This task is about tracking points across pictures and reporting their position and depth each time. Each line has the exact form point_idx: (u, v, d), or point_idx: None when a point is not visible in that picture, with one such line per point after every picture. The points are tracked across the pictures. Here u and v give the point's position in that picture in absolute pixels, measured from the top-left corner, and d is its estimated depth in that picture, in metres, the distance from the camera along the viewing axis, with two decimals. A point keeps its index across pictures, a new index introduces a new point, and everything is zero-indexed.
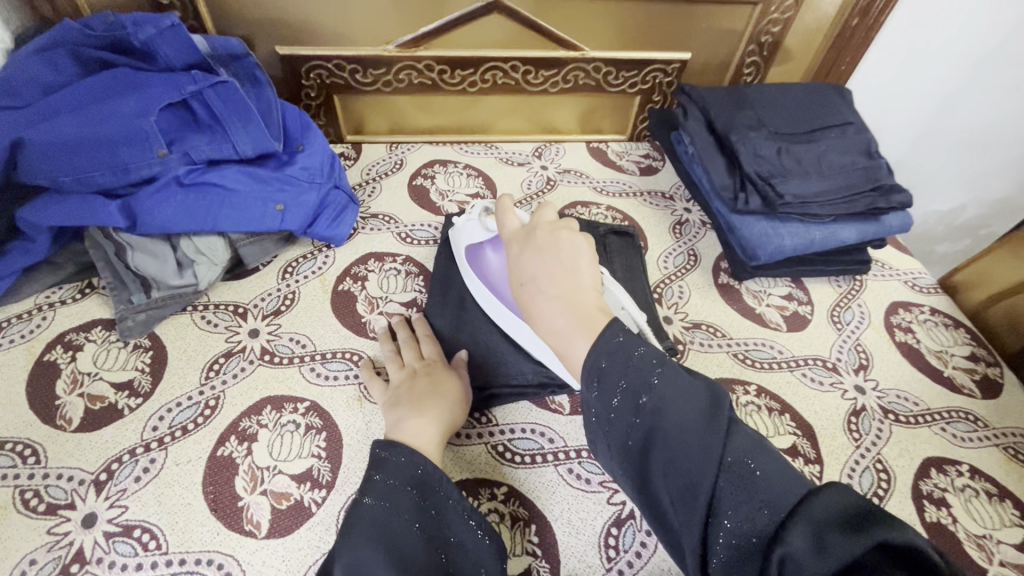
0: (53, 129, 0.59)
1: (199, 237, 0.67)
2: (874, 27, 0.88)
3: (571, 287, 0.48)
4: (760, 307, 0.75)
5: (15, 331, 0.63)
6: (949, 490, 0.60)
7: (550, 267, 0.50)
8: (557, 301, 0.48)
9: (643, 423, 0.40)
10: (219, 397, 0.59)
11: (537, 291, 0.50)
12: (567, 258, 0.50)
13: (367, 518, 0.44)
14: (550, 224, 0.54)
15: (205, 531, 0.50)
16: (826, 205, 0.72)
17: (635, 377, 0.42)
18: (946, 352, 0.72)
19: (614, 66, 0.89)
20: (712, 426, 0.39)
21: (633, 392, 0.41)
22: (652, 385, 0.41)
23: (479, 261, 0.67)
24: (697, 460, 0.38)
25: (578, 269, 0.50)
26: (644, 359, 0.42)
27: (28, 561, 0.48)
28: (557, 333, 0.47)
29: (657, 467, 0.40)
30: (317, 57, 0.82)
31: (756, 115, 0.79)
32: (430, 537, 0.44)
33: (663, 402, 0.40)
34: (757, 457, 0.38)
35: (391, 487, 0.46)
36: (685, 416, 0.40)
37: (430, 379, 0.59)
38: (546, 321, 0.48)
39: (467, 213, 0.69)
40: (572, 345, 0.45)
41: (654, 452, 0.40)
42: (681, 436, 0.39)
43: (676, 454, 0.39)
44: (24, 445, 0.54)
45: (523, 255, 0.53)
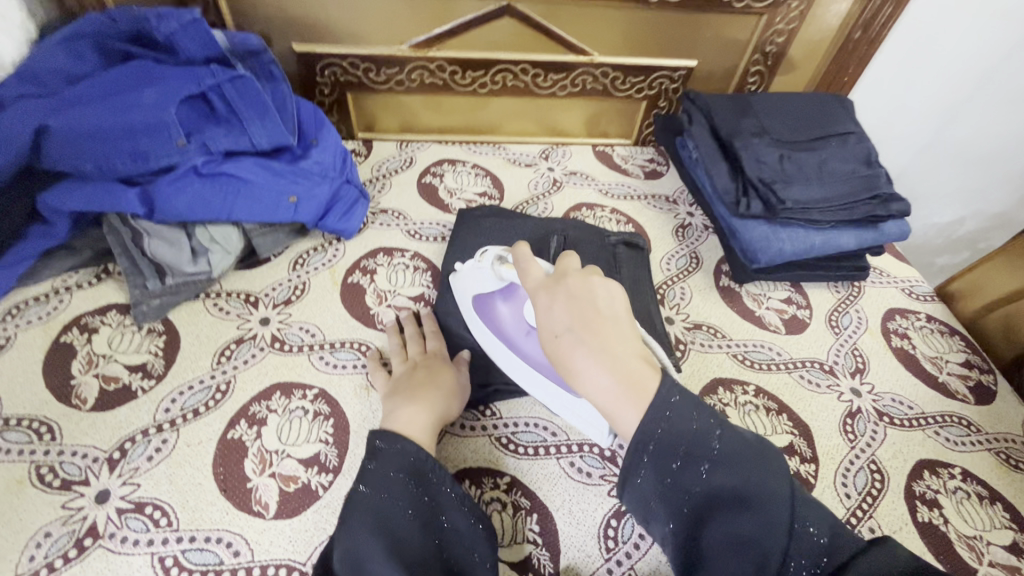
0: (77, 116, 0.61)
1: (214, 226, 0.69)
2: (876, 40, 0.90)
3: (612, 339, 0.42)
4: (760, 309, 0.77)
5: (32, 312, 0.64)
6: (941, 491, 0.61)
7: (586, 314, 0.43)
8: (598, 358, 0.41)
9: (704, 491, 0.39)
10: (229, 381, 0.61)
11: (573, 343, 0.42)
12: (604, 306, 0.43)
13: (364, 506, 0.45)
14: (577, 269, 0.47)
15: (215, 510, 0.52)
16: (825, 211, 0.73)
17: (694, 444, 0.39)
18: (941, 359, 0.74)
19: (621, 72, 0.91)
20: (775, 493, 0.38)
21: (695, 459, 0.39)
22: (715, 453, 0.39)
23: (489, 312, 0.63)
24: (763, 530, 0.37)
25: (617, 319, 0.43)
26: (703, 420, 0.40)
27: (43, 534, 0.49)
28: (603, 398, 0.40)
29: (718, 535, 0.38)
30: (331, 55, 0.84)
31: (759, 122, 0.80)
32: (424, 522, 0.46)
33: (727, 470, 0.39)
34: (816, 520, 0.38)
35: (386, 475, 0.47)
36: (748, 483, 0.38)
37: (428, 371, 0.60)
38: (588, 383, 0.41)
39: (477, 259, 0.64)
40: (621, 412, 0.39)
41: (715, 521, 0.39)
42: (744, 504, 0.38)
43: (739, 523, 0.38)
44: (40, 422, 0.55)
45: (553, 304, 0.45)
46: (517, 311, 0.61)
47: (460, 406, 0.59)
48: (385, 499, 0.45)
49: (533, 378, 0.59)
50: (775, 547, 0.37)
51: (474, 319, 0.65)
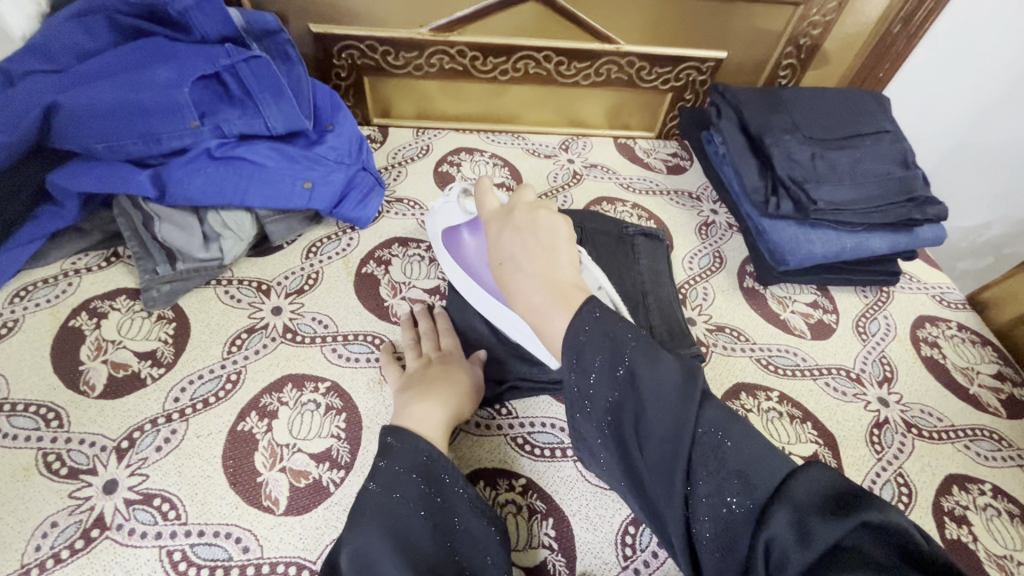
0: (89, 94, 0.59)
1: (227, 211, 0.67)
2: (916, 35, 0.86)
3: (550, 263, 0.47)
4: (785, 313, 0.74)
5: (41, 294, 0.63)
6: (971, 508, 0.59)
7: (528, 245, 0.49)
8: (535, 279, 0.47)
9: (618, 399, 0.40)
10: (240, 371, 0.59)
11: (513, 265, 0.49)
12: (545, 235, 0.50)
13: (373, 506, 0.43)
14: (529, 204, 0.53)
15: (224, 504, 0.50)
16: (859, 213, 0.70)
17: (611, 352, 0.41)
18: (972, 370, 0.71)
19: (647, 62, 0.88)
20: (687, 401, 0.39)
21: (610, 367, 0.41)
22: (627, 361, 0.40)
23: (455, 244, 0.65)
24: (675, 435, 0.38)
25: (558, 248, 0.49)
26: (620, 331, 0.41)
27: (49, 524, 0.48)
28: (535, 310, 0.45)
29: (634, 442, 0.40)
30: (349, 37, 0.81)
31: (791, 118, 0.77)
32: (437, 526, 0.44)
33: (639, 377, 0.40)
34: (733, 433, 0.38)
35: (399, 474, 0.45)
36: (660, 393, 0.39)
37: (440, 368, 0.58)
38: (525, 299, 0.46)
39: (444, 195, 0.66)
40: (550, 321, 0.44)
41: (630, 428, 0.40)
42: (656, 413, 0.39)
43: (651, 430, 0.39)
44: (48, 408, 0.54)
45: (502, 234, 0.52)
46: (480, 244, 0.63)
47: (472, 407, 0.57)
48: (398, 500, 0.43)
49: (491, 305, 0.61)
50: (684, 452, 0.38)
51: (442, 250, 0.66)
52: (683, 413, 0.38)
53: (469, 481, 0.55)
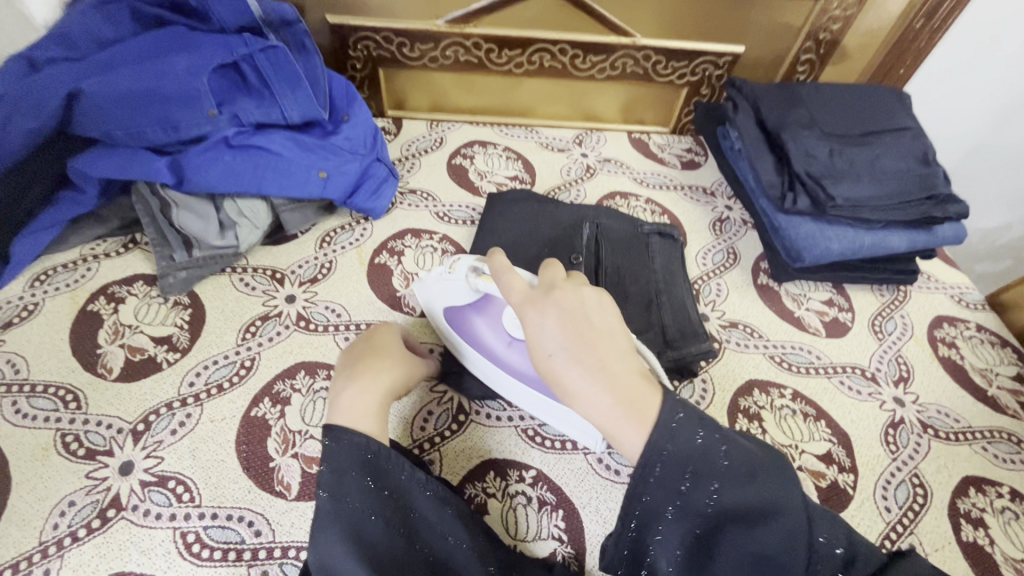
0: (109, 81, 0.60)
1: (243, 199, 0.67)
2: (938, 31, 0.85)
3: (610, 358, 0.39)
4: (799, 310, 0.74)
5: (60, 279, 0.64)
6: (988, 510, 0.58)
7: (577, 332, 0.40)
8: (594, 378, 0.38)
9: (714, 509, 0.36)
10: (254, 358, 0.60)
11: (568, 364, 0.39)
12: (599, 322, 0.41)
13: (328, 518, 0.41)
14: (564, 279, 0.44)
15: (237, 488, 0.51)
16: (877, 210, 0.69)
17: (701, 456, 0.36)
18: (991, 371, 0.70)
19: (664, 56, 0.87)
20: (794, 505, 0.35)
21: (703, 477, 0.36)
22: (724, 469, 0.36)
23: (464, 327, 0.57)
24: (786, 550, 0.34)
25: (612, 332, 0.41)
26: (706, 435, 0.36)
27: (67, 503, 0.49)
28: (600, 419, 0.38)
29: (734, 561, 0.35)
30: (365, 28, 0.81)
31: (810, 113, 0.76)
32: (395, 521, 0.42)
33: (739, 486, 0.35)
34: (837, 535, 0.36)
35: (340, 475, 0.43)
36: (758, 494, 0.35)
37: (381, 338, 0.56)
38: (586, 406, 0.38)
39: (446, 268, 0.57)
40: (621, 433, 0.37)
41: (727, 545, 0.35)
42: (757, 519, 0.35)
43: (753, 539, 0.35)
44: (67, 390, 0.55)
45: (544, 320, 0.41)
46: (493, 325, 0.55)
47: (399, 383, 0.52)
48: (346, 505, 0.41)
49: (525, 393, 0.55)
50: (796, 565, 0.34)
51: (451, 334, 0.59)
52: (794, 523, 0.35)
53: (478, 470, 0.55)
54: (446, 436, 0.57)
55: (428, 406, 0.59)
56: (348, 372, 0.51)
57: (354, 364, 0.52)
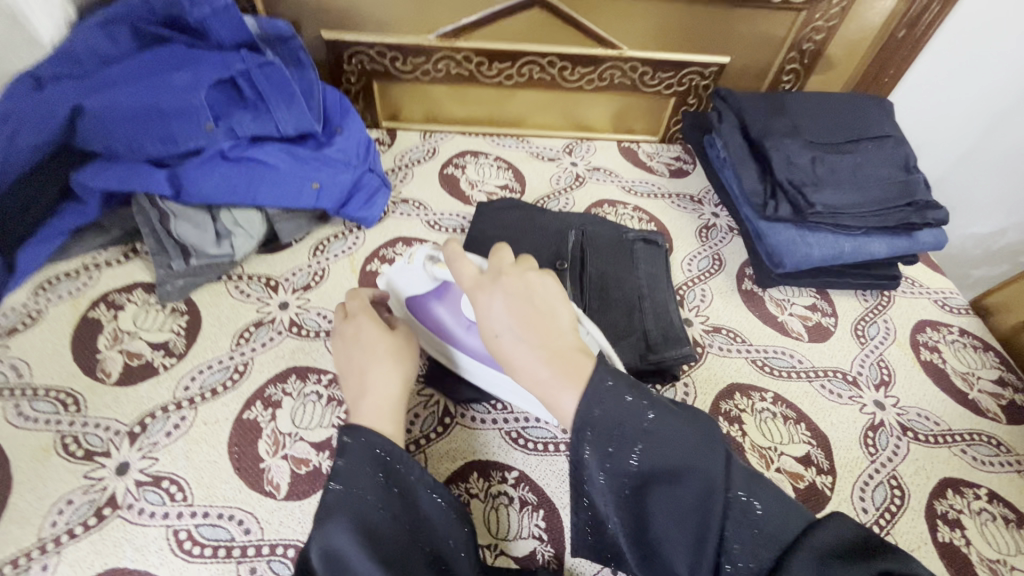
0: (111, 97, 0.62)
1: (238, 209, 0.70)
2: (921, 40, 0.86)
3: (549, 333, 0.44)
4: (782, 315, 0.75)
5: (63, 287, 0.66)
6: (965, 512, 0.59)
7: (521, 311, 0.45)
8: (534, 353, 0.43)
9: (639, 472, 0.40)
10: (248, 362, 0.62)
11: (513, 341, 0.44)
12: (541, 301, 0.46)
13: (342, 508, 0.42)
14: (512, 263, 0.48)
15: (228, 488, 0.53)
16: (857, 216, 0.71)
17: (628, 423, 0.40)
18: (972, 375, 0.71)
19: (651, 67, 0.89)
20: (712, 467, 0.39)
21: (629, 442, 0.40)
22: (646, 433, 0.40)
23: (426, 315, 0.59)
24: (701, 503, 0.39)
25: (554, 310, 0.46)
26: (634, 404, 0.40)
27: (65, 501, 0.51)
28: (540, 388, 0.43)
29: (658, 511, 0.41)
30: (358, 43, 0.84)
31: (793, 122, 0.78)
32: (401, 518, 0.44)
33: (661, 449, 0.40)
34: (754, 490, 0.40)
35: (354, 468, 0.44)
36: (679, 456, 0.40)
37: (365, 338, 0.54)
38: (528, 375, 0.43)
39: (405, 258, 0.58)
40: (559, 399, 0.42)
41: (654, 498, 0.41)
42: (677, 477, 0.40)
43: (673, 494, 0.40)
44: (67, 394, 0.57)
45: (490, 302, 0.46)
46: (453, 311, 0.57)
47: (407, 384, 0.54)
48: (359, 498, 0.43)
49: (487, 375, 0.57)
50: (713, 520, 0.39)
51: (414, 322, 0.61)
52: (711, 482, 0.39)
53: (463, 471, 0.57)
54: (432, 438, 0.59)
55: (415, 409, 0.61)
56: (357, 385, 0.52)
57: (357, 376, 0.52)
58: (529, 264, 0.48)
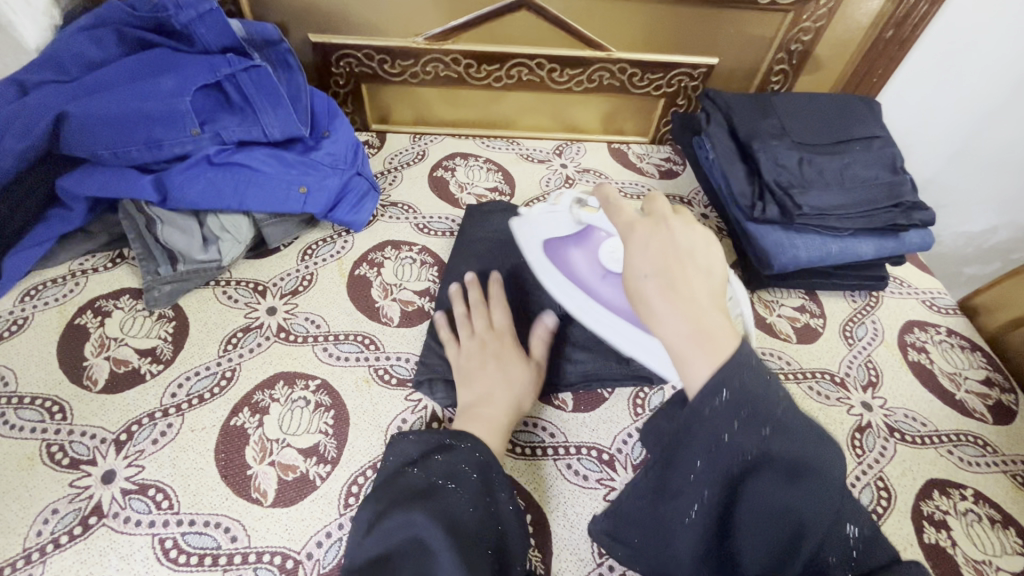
0: (94, 103, 0.62)
1: (225, 215, 0.69)
2: (909, 40, 0.86)
3: (695, 290, 0.43)
4: (771, 317, 0.75)
5: (50, 293, 0.66)
6: (951, 512, 0.59)
7: (671, 265, 0.45)
8: (676, 305, 0.43)
9: (758, 454, 0.39)
10: (235, 369, 0.62)
11: (654, 287, 0.44)
12: (691, 257, 0.45)
13: (433, 498, 0.47)
14: (672, 218, 0.49)
15: (215, 495, 0.53)
16: (844, 218, 0.71)
17: (764, 404, 0.39)
18: (959, 375, 0.71)
19: (640, 68, 0.89)
20: (829, 470, 0.40)
21: (762, 428, 0.38)
22: (778, 420, 0.39)
23: (560, 257, 0.65)
24: (807, 500, 0.39)
25: (705, 271, 0.45)
26: (771, 389, 0.39)
27: (50, 510, 0.51)
28: (673, 344, 0.42)
29: (756, 499, 0.40)
30: (346, 46, 0.84)
31: (781, 124, 0.78)
32: (486, 517, 0.47)
33: (789, 440, 0.39)
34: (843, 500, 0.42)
35: (456, 467, 0.50)
36: (804, 451, 0.39)
37: (506, 356, 0.61)
38: (663, 327, 0.43)
39: (551, 202, 0.64)
40: (691, 362, 0.40)
41: (756, 485, 0.39)
42: (796, 471, 0.39)
43: (782, 485, 0.39)
44: (53, 402, 0.57)
45: (644, 246, 0.47)
46: (591, 258, 0.64)
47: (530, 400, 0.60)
48: (454, 492, 0.48)
49: (609, 321, 0.59)
50: (812, 518, 0.40)
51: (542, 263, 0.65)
52: (821, 484, 0.39)
53: None
54: None
55: (402, 414, 0.60)
56: (479, 391, 0.58)
57: (480, 382, 0.59)
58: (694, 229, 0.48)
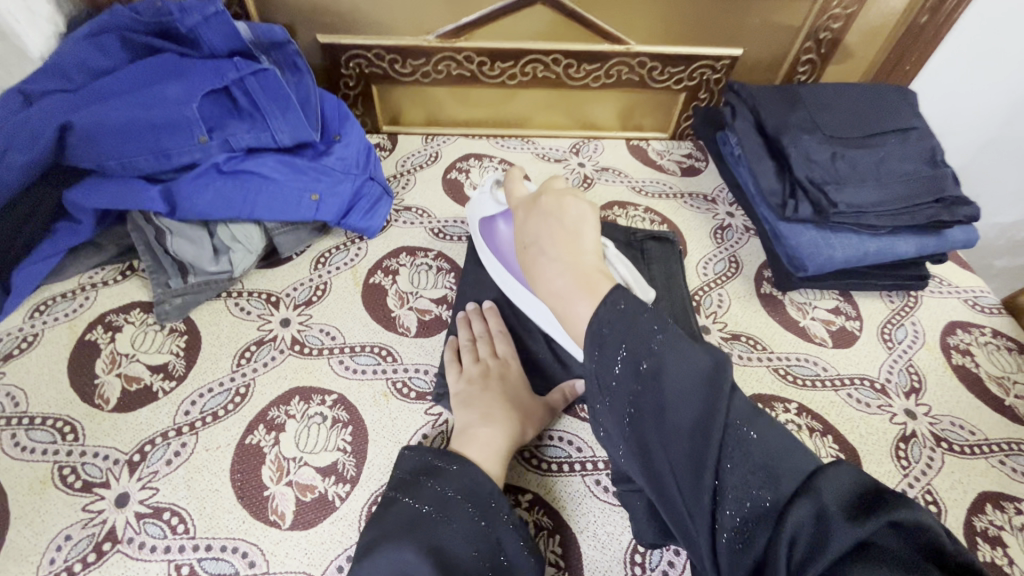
0: (100, 112, 0.60)
1: (236, 224, 0.67)
2: (944, 26, 0.82)
3: (572, 246, 0.48)
4: (804, 320, 0.72)
5: (60, 309, 0.65)
6: (1006, 528, 0.55)
7: (553, 230, 0.50)
8: (556, 263, 0.47)
9: (641, 390, 0.38)
10: (249, 385, 0.60)
11: (538, 252, 0.49)
12: (570, 220, 0.50)
13: (423, 529, 0.44)
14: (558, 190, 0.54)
15: (230, 518, 0.51)
16: (883, 216, 0.67)
17: (634, 338, 0.39)
18: (1007, 379, 0.67)
19: (659, 61, 0.86)
20: (719, 394, 0.36)
21: (634, 358, 0.38)
22: (653, 350, 0.38)
23: (491, 234, 0.66)
24: (699, 429, 0.36)
25: (579, 231, 0.49)
26: (643, 322, 0.40)
27: (63, 537, 0.49)
28: (557, 292, 0.46)
29: (656, 439, 0.37)
30: (356, 47, 0.81)
31: (812, 117, 0.74)
32: (483, 552, 0.44)
33: (664, 367, 0.38)
34: (762, 426, 0.36)
35: (445, 496, 0.47)
36: (684, 376, 0.37)
37: (511, 380, 0.59)
38: (546, 283, 0.47)
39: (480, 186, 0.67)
40: (570, 303, 0.44)
41: (650, 425, 0.38)
42: (677, 398, 0.37)
43: (670, 417, 0.37)
44: (64, 422, 0.56)
45: (529, 219, 0.53)
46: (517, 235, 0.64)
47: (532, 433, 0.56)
48: (444, 522, 0.45)
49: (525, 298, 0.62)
50: (713, 448, 0.35)
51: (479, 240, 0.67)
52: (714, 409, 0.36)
53: None
54: None
55: (423, 429, 0.58)
56: (479, 411, 0.55)
57: (500, 401, 0.56)
58: (567, 195, 0.54)
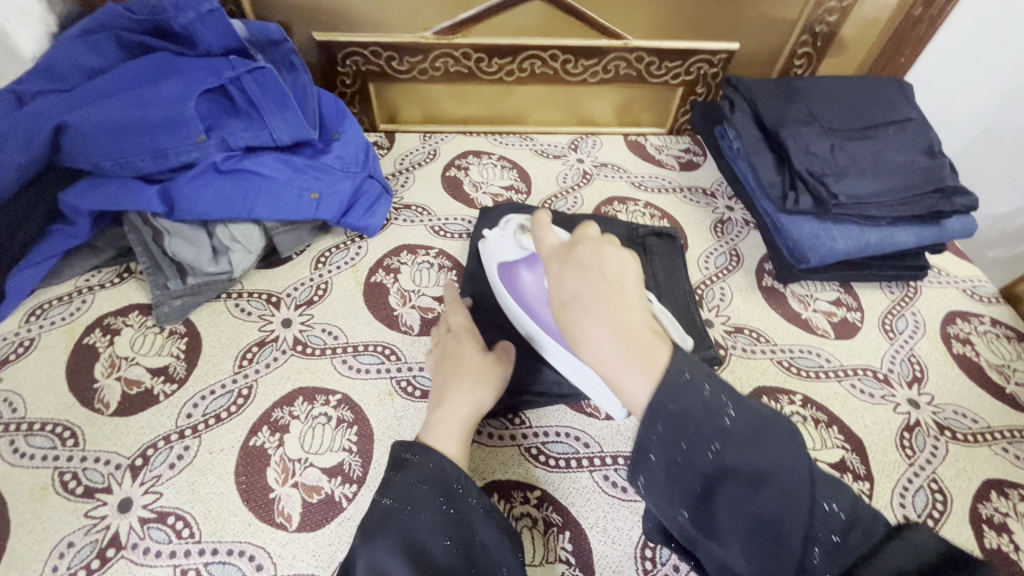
0: (95, 111, 0.59)
1: (235, 224, 0.67)
2: (939, 18, 0.82)
3: (620, 306, 0.39)
4: (806, 312, 0.72)
5: (56, 313, 0.63)
6: (1011, 515, 0.56)
7: (593, 282, 0.41)
8: (603, 328, 0.38)
9: (715, 472, 0.33)
10: (251, 385, 0.59)
11: (578, 311, 0.40)
12: (611, 272, 0.42)
13: (395, 526, 0.42)
14: (593, 237, 0.46)
15: (237, 521, 0.50)
16: (883, 206, 0.67)
17: (704, 417, 0.34)
18: (1007, 367, 0.68)
19: (657, 56, 0.86)
20: (798, 472, 0.34)
21: (705, 439, 0.33)
22: (726, 429, 0.34)
23: (513, 280, 0.63)
24: (780, 511, 0.33)
25: (623, 286, 0.41)
26: (710, 395, 0.34)
27: (66, 543, 0.48)
28: (606, 363, 0.37)
29: (729, 520, 0.34)
30: (353, 44, 0.81)
31: (810, 109, 0.74)
32: (458, 544, 0.43)
33: (741, 447, 0.33)
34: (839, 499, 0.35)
35: (411, 488, 0.45)
36: (763, 454, 0.33)
37: (462, 351, 0.58)
38: (593, 352, 0.38)
39: (500, 228, 0.65)
40: (623, 378, 0.36)
41: (724, 507, 0.34)
42: (758, 480, 0.33)
43: (751, 500, 0.33)
44: (64, 427, 0.55)
45: (563, 271, 0.44)
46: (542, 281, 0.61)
47: (493, 395, 0.55)
48: (413, 515, 0.43)
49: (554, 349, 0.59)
50: (796, 529, 0.33)
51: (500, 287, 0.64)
52: (796, 488, 0.33)
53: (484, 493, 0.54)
54: None
55: None
56: (434, 395, 0.55)
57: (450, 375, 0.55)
58: (603, 240, 0.46)
